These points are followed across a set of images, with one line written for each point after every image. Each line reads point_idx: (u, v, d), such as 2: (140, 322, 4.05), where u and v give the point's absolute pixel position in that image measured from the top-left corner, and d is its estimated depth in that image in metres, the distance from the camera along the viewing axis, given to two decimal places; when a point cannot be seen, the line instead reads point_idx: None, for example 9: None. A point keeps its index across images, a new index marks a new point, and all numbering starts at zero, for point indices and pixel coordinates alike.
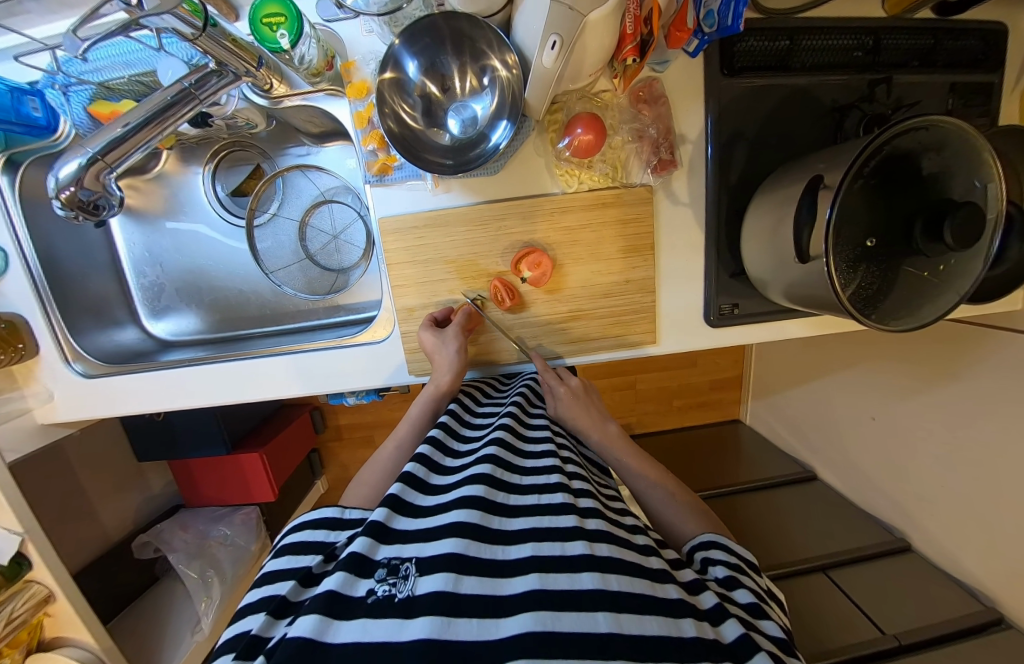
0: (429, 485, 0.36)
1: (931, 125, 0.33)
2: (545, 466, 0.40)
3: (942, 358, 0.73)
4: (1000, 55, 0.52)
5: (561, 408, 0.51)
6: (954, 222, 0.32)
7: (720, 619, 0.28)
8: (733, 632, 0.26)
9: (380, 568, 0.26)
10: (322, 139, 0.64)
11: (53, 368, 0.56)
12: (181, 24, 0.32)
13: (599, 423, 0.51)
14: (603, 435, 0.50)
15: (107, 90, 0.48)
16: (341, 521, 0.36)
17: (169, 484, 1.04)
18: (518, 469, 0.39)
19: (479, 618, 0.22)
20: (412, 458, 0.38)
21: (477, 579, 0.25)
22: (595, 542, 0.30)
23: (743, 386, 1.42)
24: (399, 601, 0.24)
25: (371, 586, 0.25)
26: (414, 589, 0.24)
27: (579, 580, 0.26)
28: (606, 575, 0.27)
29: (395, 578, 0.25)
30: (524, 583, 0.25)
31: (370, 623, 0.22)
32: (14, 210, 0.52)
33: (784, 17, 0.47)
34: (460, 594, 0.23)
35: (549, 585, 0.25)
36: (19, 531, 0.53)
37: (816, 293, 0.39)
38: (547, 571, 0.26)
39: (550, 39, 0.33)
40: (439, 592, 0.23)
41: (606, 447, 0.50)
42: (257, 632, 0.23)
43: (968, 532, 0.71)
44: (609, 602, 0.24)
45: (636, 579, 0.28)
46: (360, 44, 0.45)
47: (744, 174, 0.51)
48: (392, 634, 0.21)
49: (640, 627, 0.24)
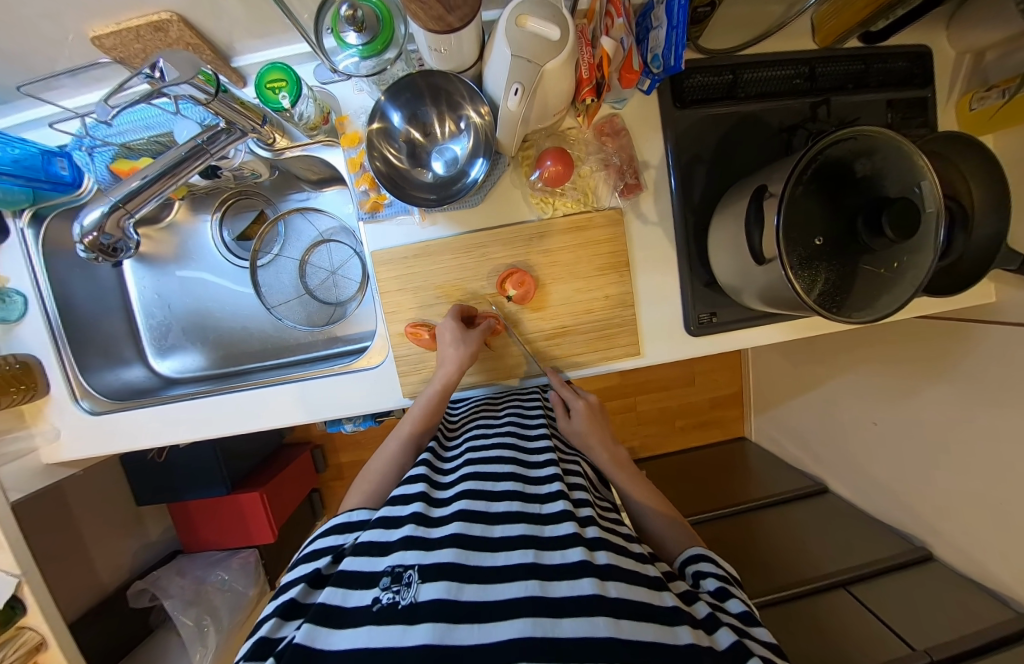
0: (432, 500, 0.37)
1: (853, 137, 0.38)
2: (547, 477, 0.41)
3: (931, 355, 0.74)
4: (929, 73, 0.57)
5: (575, 422, 0.53)
6: (890, 217, 0.35)
7: (714, 627, 0.27)
8: (726, 639, 0.26)
9: (383, 577, 0.27)
10: (321, 185, 0.70)
11: (62, 407, 0.58)
12: (196, 91, 0.37)
13: (609, 444, 0.52)
14: (610, 456, 0.52)
15: (128, 150, 0.54)
16: (348, 525, 0.37)
17: (167, 529, 1.02)
18: (520, 479, 0.40)
19: (480, 624, 0.23)
20: (411, 480, 0.40)
21: (476, 586, 0.26)
22: (594, 551, 0.30)
23: (744, 400, 1.41)
24: (402, 607, 0.24)
25: (377, 594, 0.26)
26: (417, 595, 0.25)
27: (578, 586, 0.26)
28: (605, 582, 0.27)
29: (398, 585, 0.26)
30: (522, 588, 0.25)
31: (374, 630, 0.23)
32: (38, 259, 0.57)
33: (727, 55, 0.53)
34: (460, 601, 0.24)
35: (548, 592, 0.25)
36: (15, 573, 0.53)
37: (781, 294, 0.41)
38: (547, 579, 0.26)
39: (513, 87, 0.37)
40: (440, 600, 0.24)
41: (611, 467, 0.51)
42: (264, 637, 0.25)
43: (985, 534, 0.69)
44: (608, 608, 0.24)
45: (637, 587, 0.28)
46: (352, 101, 0.51)
47: (706, 194, 0.55)
48: (394, 641, 0.22)
49: (638, 632, 0.23)
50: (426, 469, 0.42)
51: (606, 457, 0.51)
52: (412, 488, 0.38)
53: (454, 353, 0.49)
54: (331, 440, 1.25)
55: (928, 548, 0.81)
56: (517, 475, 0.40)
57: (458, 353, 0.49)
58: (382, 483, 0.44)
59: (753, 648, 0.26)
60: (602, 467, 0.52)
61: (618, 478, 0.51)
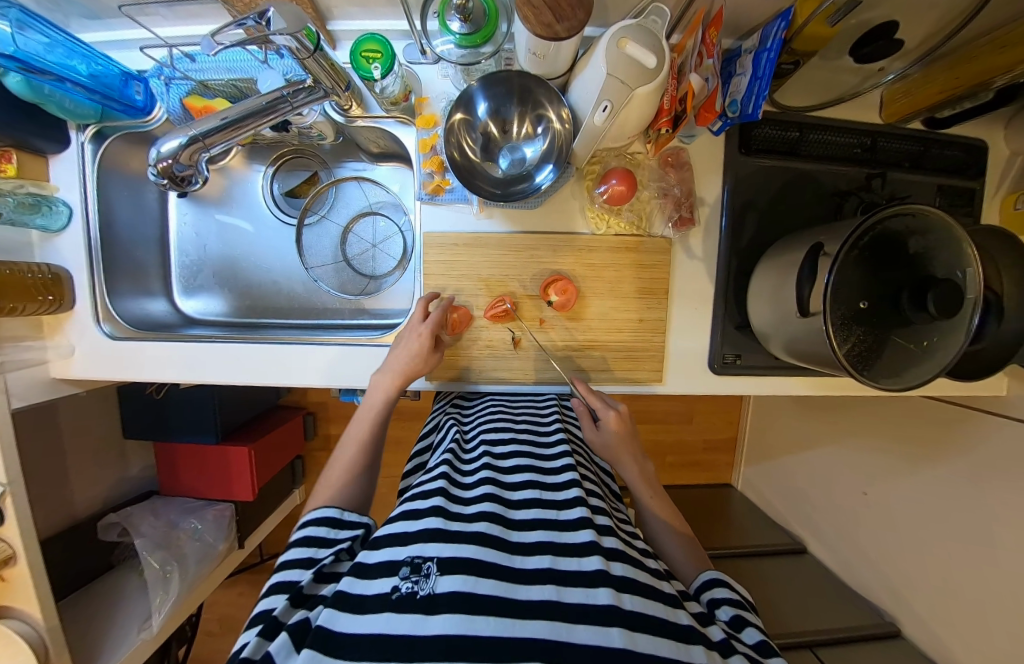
0: (452, 495, 0.36)
1: (912, 213, 0.40)
2: (565, 481, 0.39)
3: (935, 437, 0.75)
4: (981, 167, 0.59)
5: (605, 434, 0.50)
6: (935, 296, 0.36)
7: (728, 651, 0.28)
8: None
9: (403, 566, 0.27)
10: (379, 158, 0.70)
11: (83, 326, 0.58)
12: (295, 44, 0.39)
13: (638, 460, 0.50)
14: (640, 471, 0.50)
15: (204, 88, 0.54)
16: (338, 521, 0.37)
17: (146, 468, 1.00)
18: (538, 484, 0.39)
19: (496, 617, 0.23)
20: (433, 476, 0.39)
21: (495, 582, 0.26)
22: (610, 560, 0.30)
23: (737, 448, 1.41)
24: (422, 597, 0.24)
25: (397, 583, 0.26)
26: (435, 587, 0.25)
27: (594, 594, 0.26)
28: (620, 593, 0.27)
29: (418, 576, 0.26)
30: (540, 593, 0.26)
31: (394, 618, 0.23)
32: (91, 176, 0.57)
33: (796, 114, 0.55)
34: (479, 594, 0.24)
35: (564, 599, 0.26)
36: (2, 482, 0.52)
37: (817, 348, 0.43)
38: (563, 585, 0.27)
39: (602, 104, 0.39)
40: (459, 593, 0.24)
41: (640, 486, 0.49)
42: (277, 615, 0.26)
43: (958, 620, 0.69)
44: (623, 619, 0.25)
45: (651, 600, 0.28)
46: (435, 85, 0.51)
47: (753, 242, 0.57)
48: (415, 629, 0.22)
49: (654, 647, 0.24)
50: (447, 466, 0.41)
51: (635, 474, 0.49)
52: (434, 483, 0.38)
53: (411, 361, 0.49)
54: (325, 410, 1.24)
55: (898, 624, 0.81)
56: (535, 481, 0.39)
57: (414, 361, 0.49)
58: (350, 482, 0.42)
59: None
60: (630, 480, 0.50)
61: (643, 492, 0.49)
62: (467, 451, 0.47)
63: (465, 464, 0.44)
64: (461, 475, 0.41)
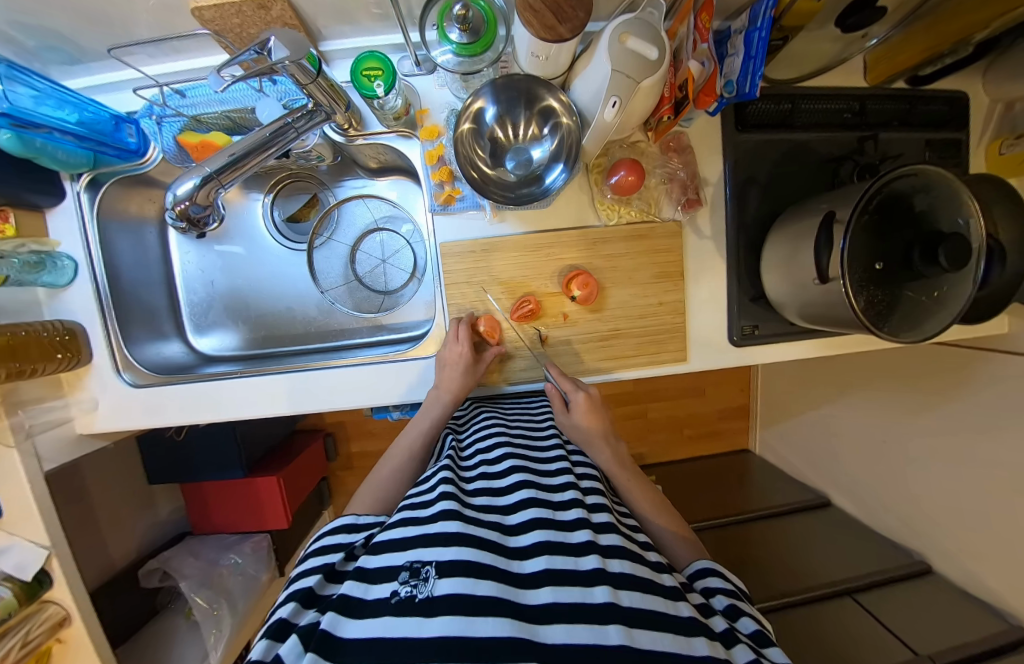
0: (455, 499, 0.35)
1: (916, 174, 0.42)
2: (561, 484, 0.40)
3: (944, 380, 0.79)
4: (965, 118, 0.61)
5: (575, 418, 0.50)
6: (946, 249, 0.38)
7: (731, 642, 0.28)
8: (743, 654, 0.26)
9: (403, 570, 0.27)
10: (378, 173, 0.71)
11: (103, 377, 0.57)
12: (300, 72, 0.39)
13: (608, 442, 0.51)
14: (613, 453, 0.51)
15: (197, 122, 0.53)
16: (354, 525, 0.38)
17: (175, 510, 1.00)
18: (535, 484, 0.39)
19: (497, 617, 0.23)
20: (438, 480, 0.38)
21: (495, 583, 0.26)
22: (607, 558, 0.30)
23: (749, 414, 1.45)
24: (420, 601, 0.24)
25: (396, 587, 0.26)
26: (434, 589, 0.25)
27: (592, 593, 0.26)
28: (618, 590, 0.27)
29: (417, 580, 0.26)
30: (541, 596, 0.26)
31: (395, 621, 0.23)
32: (91, 226, 0.56)
33: (787, 86, 0.56)
34: (477, 595, 0.24)
35: (561, 599, 0.25)
36: (46, 544, 0.51)
37: (837, 310, 0.45)
38: (561, 585, 0.27)
39: (611, 99, 0.39)
40: (456, 594, 0.24)
41: (614, 468, 0.50)
42: (284, 617, 0.27)
43: (985, 550, 0.73)
44: (620, 615, 0.25)
45: (652, 595, 0.28)
46: (433, 96, 0.52)
47: (757, 215, 0.58)
48: (411, 632, 0.22)
49: (652, 642, 0.24)
50: (449, 471, 0.41)
51: (607, 458, 0.50)
52: (436, 488, 0.37)
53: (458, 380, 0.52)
54: (343, 430, 1.24)
55: (927, 562, 0.85)
56: (530, 482, 0.39)
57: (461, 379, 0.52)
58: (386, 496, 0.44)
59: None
60: (603, 464, 0.51)
61: (620, 477, 0.50)
62: (466, 460, 0.47)
63: (466, 472, 0.44)
64: (464, 482, 0.41)
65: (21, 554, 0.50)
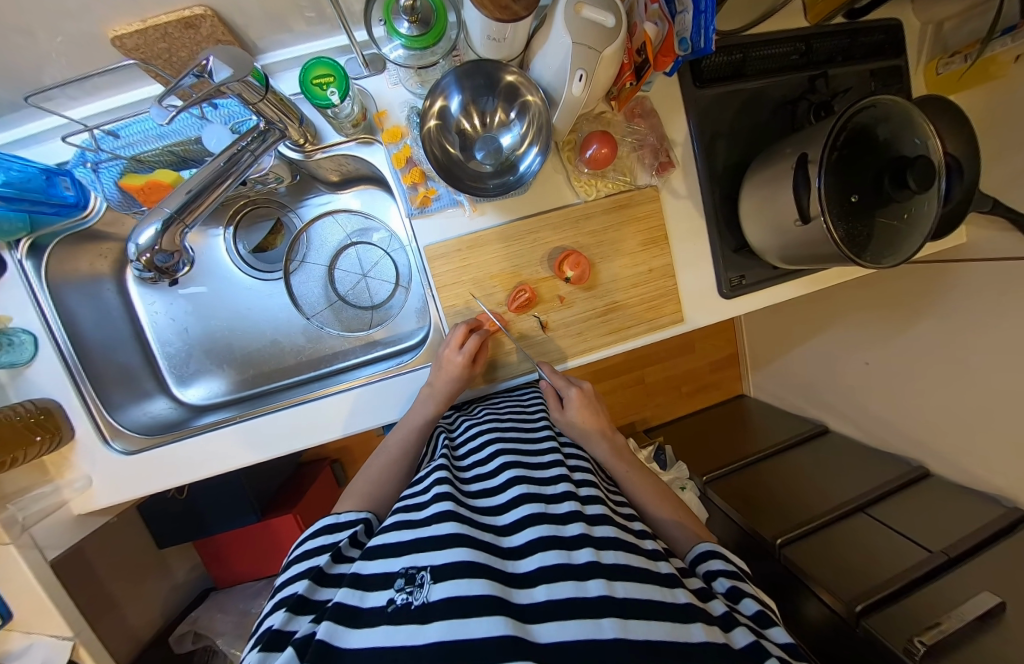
0: (456, 499, 0.34)
1: (875, 105, 0.43)
2: (553, 477, 0.38)
3: (917, 296, 0.84)
4: (900, 45, 0.63)
5: (570, 413, 0.52)
6: (914, 172, 0.39)
7: (729, 625, 0.26)
8: (743, 638, 0.25)
9: (397, 578, 0.25)
10: (341, 186, 0.68)
11: (90, 449, 0.53)
12: (247, 89, 0.36)
13: (608, 435, 0.51)
14: (610, 447, 0.51)
15: (138, 163, 0.49)
16: (336, 525, 0.36)
17: (192, 570, 0.96)
18: (528, 478, 0.37)
19: (493, 615, 0.21)
20: (433, 482, 0.36)
21: (490, 582, 0.24)
22: (601, 550, 0.28)
23: (740, 362, 1.50)
24: (415, 608, 0.22)
25: (392, 596, 0.24)
26: (429, 595, 0.23)
27: (587, 585, 0.24)
28: (612, 582, 0.25)
29: (411, 587, 0.24)
30: (537, 594, 0.24)
31: (389, 630, 0.21)
32: (44, 294, 0.51)
33: (735, 36, 0.57)
34: (472, 595, 0.22)
35: (556, 597, 0.23)
36: (69, 635, 0.48)
37: (820, 248, 0.46)
38: (558, 579, 0.25)
39: (577, 74, 0.38)
40: (453, 597, 0.22)
41: (613, 461, 0.50)
42: (279, 628, 0.24)
43: (974, 444, 0.80)
44: (615, 608, 0.23)
45: (647, 585, 0.26)
46: (387, 95, 0.50)
47: (726, 167, 0.60)
48: (405, 640, 0.20)
49: (648, 632, 0.22)
50: (447, 471, 0.39)
51: (605, 450, 0.50)
52: (432, 491, 0.35)
53: (453, 386, 0.51)
54: (350, 454, 1.21)
55: (924, 466, 0.92)
56: (522, 477, 0.37)
57: (455, 385, 0.51)
58: (378, 496, 0.42)
59: (771, 647, 0.25)
60: (603, 457, 0.51)
61: (621, 470, 0.49)
62: (461, 461, 0.45)
63: (465, 472, 0.42)
64: (462, 484, 0.39)
65: (43, 651, 0.47)
